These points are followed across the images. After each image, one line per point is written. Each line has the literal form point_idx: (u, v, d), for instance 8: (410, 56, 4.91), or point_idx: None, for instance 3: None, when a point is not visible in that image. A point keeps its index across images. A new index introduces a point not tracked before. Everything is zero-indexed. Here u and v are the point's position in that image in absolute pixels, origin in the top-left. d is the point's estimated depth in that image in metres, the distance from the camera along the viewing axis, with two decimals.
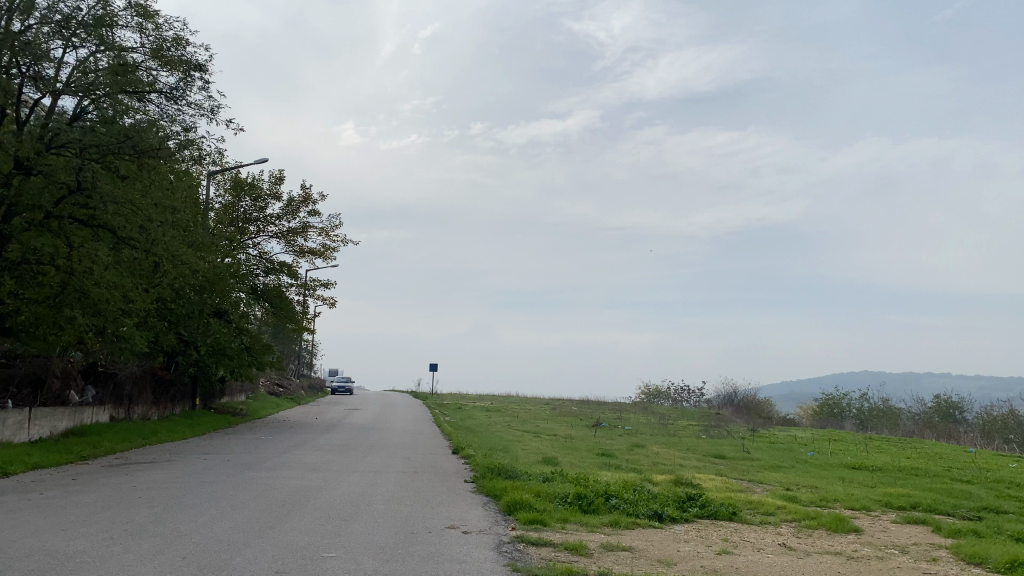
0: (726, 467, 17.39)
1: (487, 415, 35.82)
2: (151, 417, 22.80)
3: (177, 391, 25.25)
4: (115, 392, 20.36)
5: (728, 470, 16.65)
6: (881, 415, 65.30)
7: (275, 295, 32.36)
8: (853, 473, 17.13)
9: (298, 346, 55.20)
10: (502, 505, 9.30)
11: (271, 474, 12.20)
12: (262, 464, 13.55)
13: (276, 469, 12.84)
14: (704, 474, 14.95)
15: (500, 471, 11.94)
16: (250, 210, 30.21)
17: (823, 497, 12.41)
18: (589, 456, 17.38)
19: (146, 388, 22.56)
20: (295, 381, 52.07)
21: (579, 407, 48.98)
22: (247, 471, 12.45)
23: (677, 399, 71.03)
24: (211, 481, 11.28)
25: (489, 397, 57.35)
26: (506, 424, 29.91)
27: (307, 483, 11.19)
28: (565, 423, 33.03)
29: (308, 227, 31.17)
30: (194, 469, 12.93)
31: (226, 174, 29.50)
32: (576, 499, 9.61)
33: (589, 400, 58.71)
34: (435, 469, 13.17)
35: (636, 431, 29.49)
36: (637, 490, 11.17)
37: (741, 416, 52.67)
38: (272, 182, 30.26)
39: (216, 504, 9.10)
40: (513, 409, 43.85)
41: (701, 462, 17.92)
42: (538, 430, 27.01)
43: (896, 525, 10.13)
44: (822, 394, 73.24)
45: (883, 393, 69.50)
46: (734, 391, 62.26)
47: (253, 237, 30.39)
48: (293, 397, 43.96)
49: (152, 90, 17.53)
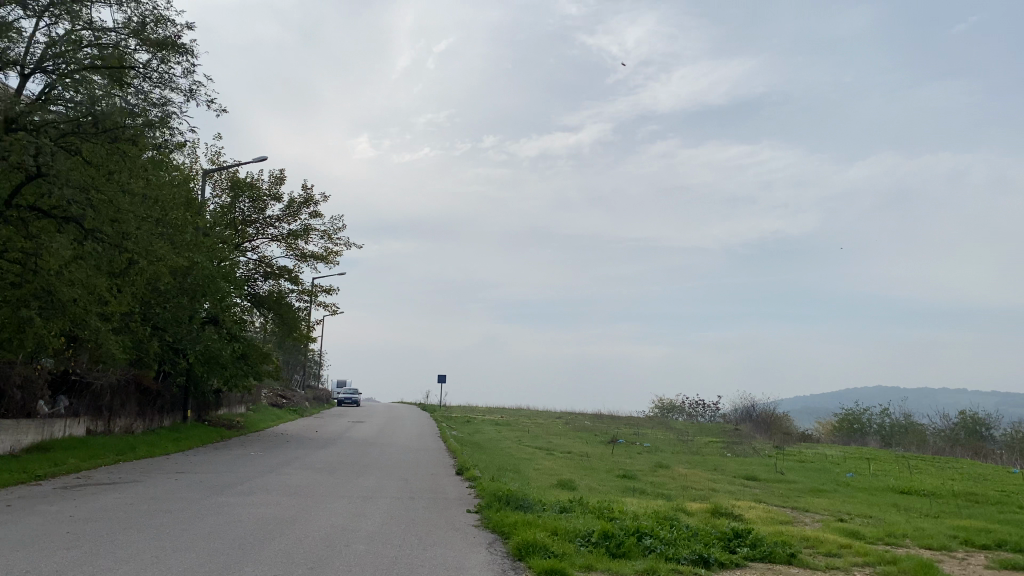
0: (762, 492, 15.49)
1: (496, 429, 33.93)
2: (135, 431, 21.18)
3: (165, 403, 23.64)
4: (93, 403, 18.73)
5: (766, 495, 14.78)
6: (904, 433, 62.95)
7: (275, 302, 30.68)
8: (907, 499, 15.21)
9: (305, 357, 53.63)
10: (511, 547, 7.53)
11: (244, 499, 10.47)
12: (237, 487, 11.82)
13: (253, 493, 11.13)
14: (743, 502, 13.06)
15: (508, 499, 10.12)
16: (248, 212, 28.58)
17: (888, 533, 10.56)
18: (610, 479, 15.54)
19: (129, 399, 20.92)
20: (300, 392, 50.55)
21: (591, 423, 46.97)
22: (218, 495, 10.72)
23: (693, 414, 68.99)
24: (169, 507, 9.54)
25: (500, 410, 55.69)
26: (517, 440, 28.04)
27: (282, 513, 9.43)
28: (579, 439, 31.10)
29: (309, 229, 29.55)
30: (160, 491, 11.22)
31: (224, 173, 27.89)
32: (602, 540, 7.82)
33: (603, 415, 56.69)
34: (435, 495, 11.44)
35: (657, 449, 27.68)
36: (673, 526, 9.33)
37: (762, 432, 50.65)
38: (272, 182, 28.65)
39: (158, 542, 7.39)
40: (526, 423, 42.06)
41: (734, 486, 16.01)
42: (551, 447, 25.20)
43: (993, 573, 8.29)
44: (842, 409, 70.88)
45: (907, 409, 67.21)
46: (752, 406, 60.27)
47: (251, 240, 28.78)
48: (296, 409, 42.17)
49: (132, 71, 15.68)
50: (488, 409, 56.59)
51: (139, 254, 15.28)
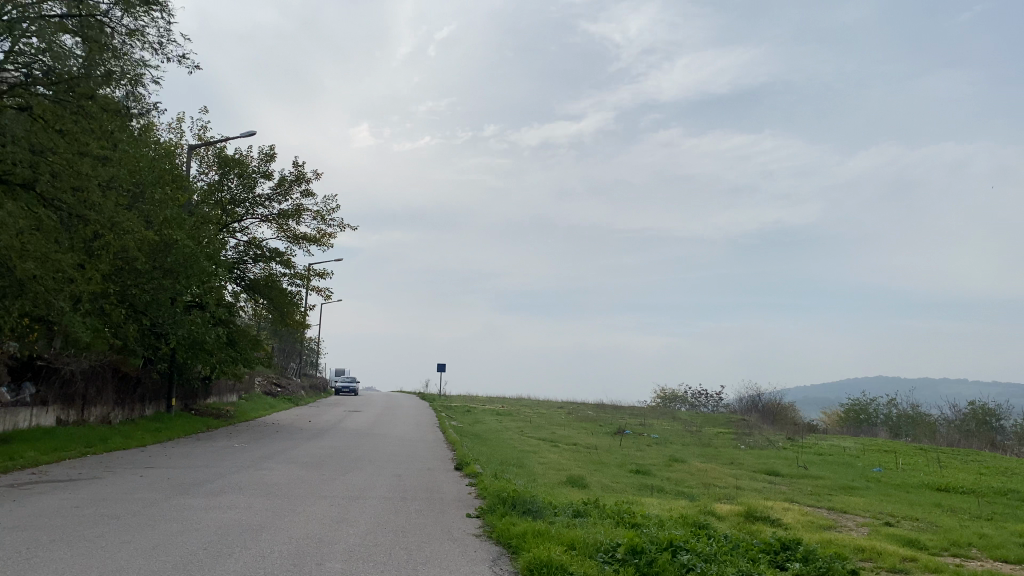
0: (790, 489, 14.12)
1: (496, 419, 32.49)
2: (112, 420, 19.89)
3: (147, 391, 22.31)
4: (63, 390, 17.44)
5: (795, 494, 13.38)
6: (912, 424, 61.65)
7: (264, 286, 29.27)
8: (949, 498, 13.83)
9: (301, 346, 52.45)
10: (520, 566, 6.17)
11: (210, 500, 9.12)
12: (206, 485, 10.47)
13: (221, 493, 9.75)
14: (774, 502, 11.67)
15: (514, 502, 8.72)
16: (237, 190, 27.15)
17: (952, 541, 9.15)
18: (624, 476, 14.15)
19: (106, 386, 19.61)
20: (295, 381, 49.30)
21: (594, 413, 45.74)
22: (181, 496, 9.34)
23: (695, 404, 67.93)
24: (117, 511, 8.19)
25: (501, 400, 54.43)
26: (519, 431, 26.72)
27: (249, 519, 8.07)
28: (583, 430, 29.77)
29: (301, 209, 28.14)
30: (117, 490, 9.85)
31: (211, 149, 26.47)
32: (629, 557, 6.45)
33: (605, 404, 55.44)
34: (430, 495, 10.08)
35: (666, 440, 26.38)
36: (708, 537, 7.91)
37: (769, 423, 49.32)
38: (261, 158, 27.21)
39: (85, 560, 6.01)
40: (528, 412, 40.81)
41: (758, 482, 14.64)
42: (556, 438, 23.88)
43: None
44: (848, 399, 69.57)
45: (914, 400, 65.98)
46: (758, 396, 59.00)
47: (240, 221, 27.35)
48: (291, 398, 40.89)
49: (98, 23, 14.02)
50: (489, 398, 55.31)
51: (104, 225, 13.90)
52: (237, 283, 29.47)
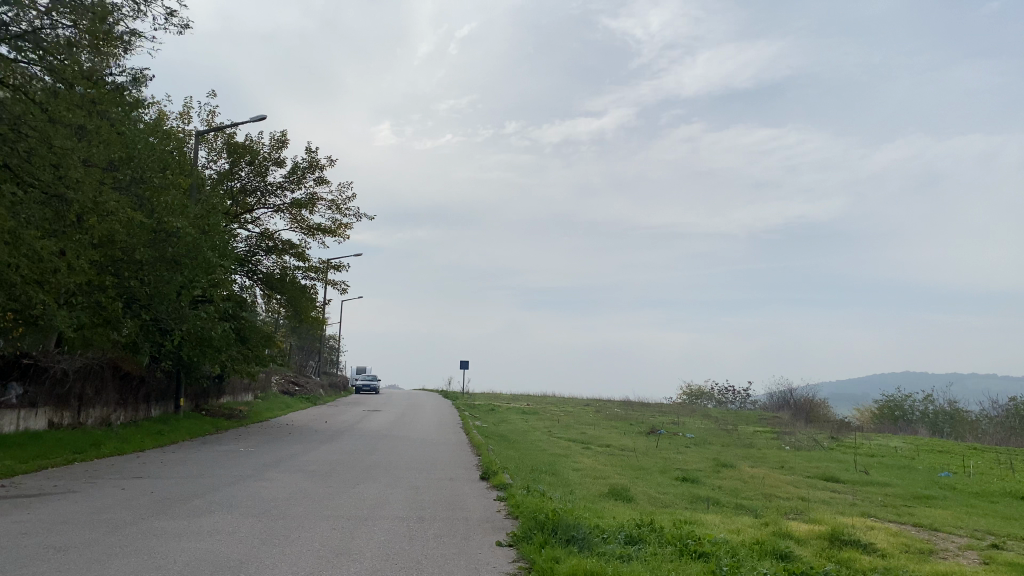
0: (859, 499, 12.46)
1: (523, 419, 30.95)
2: (112, 422, 18.54)
3: (152, 390, 21.00)
4: (55, 391, 16.09)
5: (869, 506, 11.71)
6: (951, 422, 59.35)
7: (278, 280, 27.88)
8: None
9: (320, 344, 51.25)
10: None
11: (189, 524, 7.63)
12: (191, 502, 8.97)
13: (206, 512, 8.25)
14: (853, 519, 10.02)
15: (555, 526, 7.16)
16: (249, 178, 25.76)
17: None
18: (670, 485, 12.54)
19: (105, 386, 18.29)
20: (314, 379, 48.11)
21: (623, 410, 44.13)
22: (155, 517, 7.83)
23: (722, 401, 66.33)
24: (70, 542, 6.68)
25: (524, 397, 52.97)
26: (547, 431, 25.11)
27: (230, 550, 6.55)
28: (615, 430, 28.14)
29: (316, 198, 26.73)
30: (84, 510, 8.36)
31: (220, 135, 25.07)
32: None
33: (631, 401, 53.78)
34: (451, 514, 8.52)
35: (704, 440, 24.81)
36: (802, 574, 6.29)
37: (803, 420, 47.47)
38: (274, 145, 25.79)
39: None
40: (554, 411, 39.43)
41: (822, 492, 12.99)
42: (587, 440, 22.37)
43: None
44: (882, 395, 67.30)
45: (951, 396, 63.68)
46: (789, 391, 57.17)
47: (251, 211, 25.99)
48: (309, 397, 39.64)
49: None
50: (513, 396, 53.88)
51: (89, 208, 12.54)
52: (249, 277, 28.10)
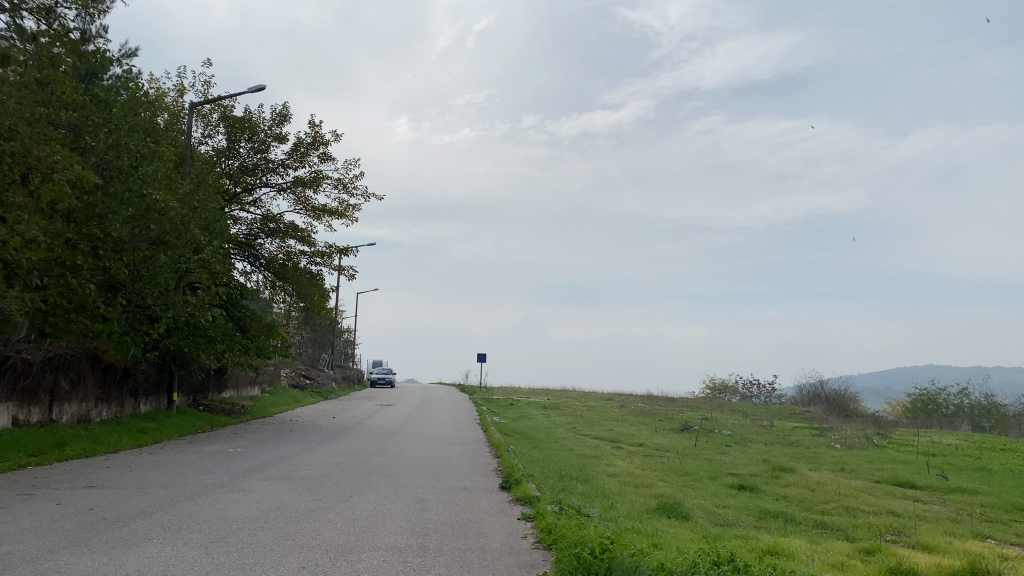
0: (957, 513, 10.30)
1: (545, 415, 28.87)
2: (92, 419, 16.69)
3: (138, 384, 19.12)
4: (22, 385, 14.26)
5: (976, 522, 9.55)
6: (990, 419, 56.50)
7: (281, 266, 25.95)
8: None
9: (333, 335, 49.40)
10: None
11: (109, 560, 5.64)
12: (130, 525, 6.98)
13: (141, 542, 6.27)
14: (973, 543, 7.90)
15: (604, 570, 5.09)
16: (248, 155, 23.81)
17: None
18: (728, 496, 10.43)
19: (82, 378, 16.40)
20: (326, 372, 46.32)
21: (649, 406, 41.95)
22: (67, 551, 5.85)
23: (748, 395, 63.94)
24: None
25: (543, 392, 50.84)
26: (571, 429, 22.93)
27: None
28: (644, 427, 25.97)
29: (321, 176, 24.77)
30: None
31: (217, 107, 23.15)
32: None
33: (655, 396, 51.51)
34: (463, 544, 6.48)
35: (742, 438, 22.65)
36: None
37: (838, 415, 44.93)
38: (276, 119, 23.85)
39: None
40: (576, 406, 37.37)
41: (907, 503, 10.85)
42: (616, 438, 20.31)
43: None
44: (915, 388, 64.58)
45: (989, 389, 60.80)
46: (820, 386, 54.63)
47: (251, 190, 24.08)
48: (319, 391, 37.78)
49: None
50: (531, 391, 51.69)
51: (37, 166, 10.81)
52: (251, 263, 26.19)
